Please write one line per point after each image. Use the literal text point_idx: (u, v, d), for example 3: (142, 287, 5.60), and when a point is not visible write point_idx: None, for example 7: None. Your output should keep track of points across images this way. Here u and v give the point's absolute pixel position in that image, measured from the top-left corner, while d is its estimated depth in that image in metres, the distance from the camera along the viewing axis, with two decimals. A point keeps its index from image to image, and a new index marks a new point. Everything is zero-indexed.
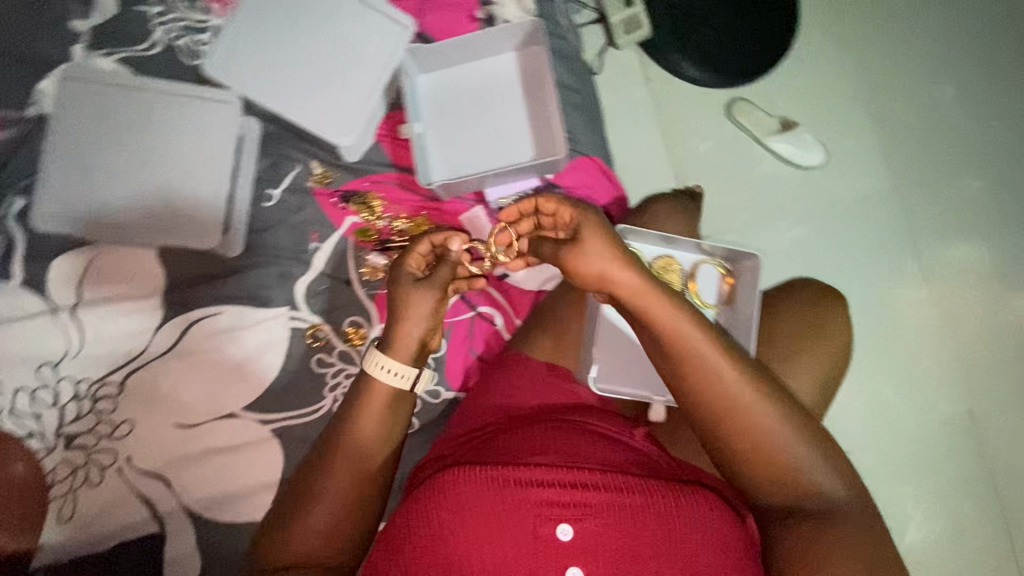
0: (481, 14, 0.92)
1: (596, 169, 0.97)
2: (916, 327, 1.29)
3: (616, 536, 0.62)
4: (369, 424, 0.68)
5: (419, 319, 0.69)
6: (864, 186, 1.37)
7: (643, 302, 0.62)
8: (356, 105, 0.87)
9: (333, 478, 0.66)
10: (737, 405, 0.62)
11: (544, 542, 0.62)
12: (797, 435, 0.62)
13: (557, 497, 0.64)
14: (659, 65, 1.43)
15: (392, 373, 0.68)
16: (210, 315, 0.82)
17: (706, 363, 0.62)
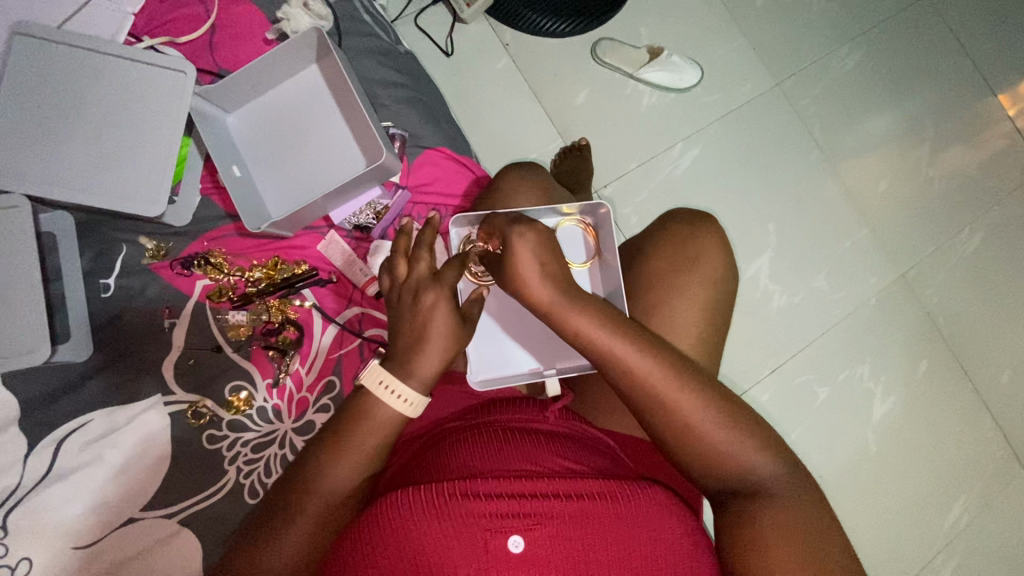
0: (273, 34, 0.91)
1: (445, 159, 0.94)
2: (836, 212, 1.39)
3: (567, 535, 0.61)
4: (356, 457, 0.59)
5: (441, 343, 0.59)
6: (752, 90, 1.44)
7: (562, 312, 0.59)
8: (153, 166, 0.77)
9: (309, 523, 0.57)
10: (663, 391, 0.60)
11: (495, 557, 0.60)
12: (724, 422, 0.61)
13: (506, 508, 0.61)
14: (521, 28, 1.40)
15: (397, 398, 0.58)
16: (80, 426, 0.75)
17: (626, 362, 0.59)
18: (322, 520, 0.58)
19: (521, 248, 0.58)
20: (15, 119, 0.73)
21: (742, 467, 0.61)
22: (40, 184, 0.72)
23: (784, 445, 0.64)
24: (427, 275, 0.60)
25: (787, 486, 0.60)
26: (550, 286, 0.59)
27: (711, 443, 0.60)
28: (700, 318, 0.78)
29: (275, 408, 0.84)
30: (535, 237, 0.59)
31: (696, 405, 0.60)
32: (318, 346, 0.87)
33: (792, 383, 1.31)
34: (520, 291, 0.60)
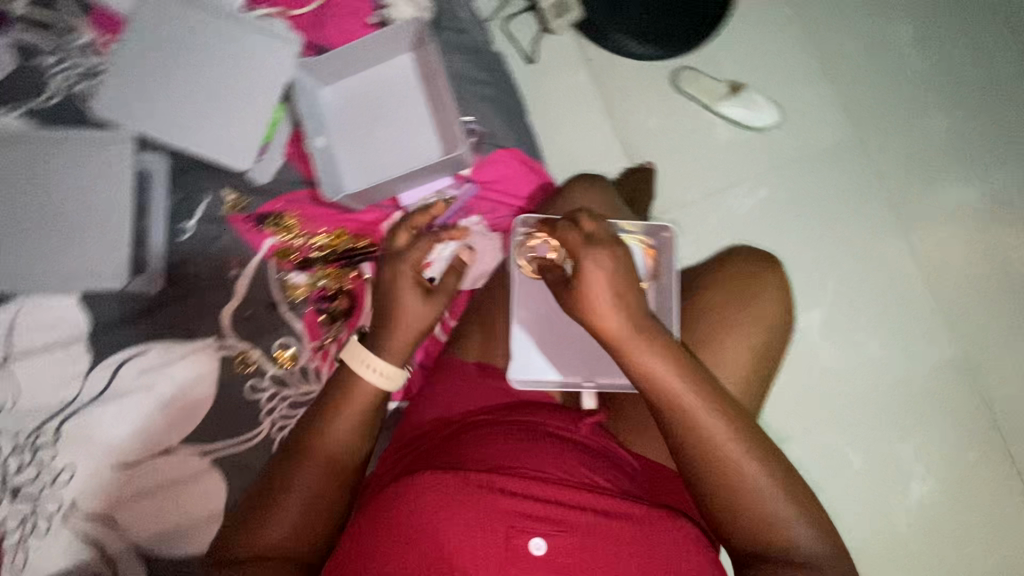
0: (375, 18, 0.92)
1: (516, 161, 0.95)
2: (897, 280, 1.33)
3: (590, 547, 0.62)
4: (328, 454, 0.69)
5: (411, 319, 0.73)
6: (829, 139, 1.40)
7: (625, 343, 0.63)
8: (252, 127, 0.86)
9: (292, 511, 0.66)
10: (717, 444, 0.62)
11: (518, 557, 0.61)
12: (772, 485, 0.62)
13: (532, 509, 0.63)
14: (601, 46, 1.42)
15: (375, 371, 0.70)
16: (137, 354, 0.83)
17: (680, 403, 0.63)
18: (299, 514, 0.66)
19: (596, 274, 0.62)
20: (144, 71, 0.85)
21: (782, 536, 0.62)
22: (158, 130, 0.84)
23: (832, 524, 0.64)
24: (405, 267, 0.74)
25: (826, 564, 0.61)
26: (619, 315, 0.63)
27: (757, 505, 0.62)
28: (749, 360, 0.77)
29: (314, 369, 0.86)
30: (613, 266, 0.63)
31: (748, 465, 0.62)
32: (365, 319, 0.88)
33: (825, 445, 1.26)
34: (587, 311, 0.64)
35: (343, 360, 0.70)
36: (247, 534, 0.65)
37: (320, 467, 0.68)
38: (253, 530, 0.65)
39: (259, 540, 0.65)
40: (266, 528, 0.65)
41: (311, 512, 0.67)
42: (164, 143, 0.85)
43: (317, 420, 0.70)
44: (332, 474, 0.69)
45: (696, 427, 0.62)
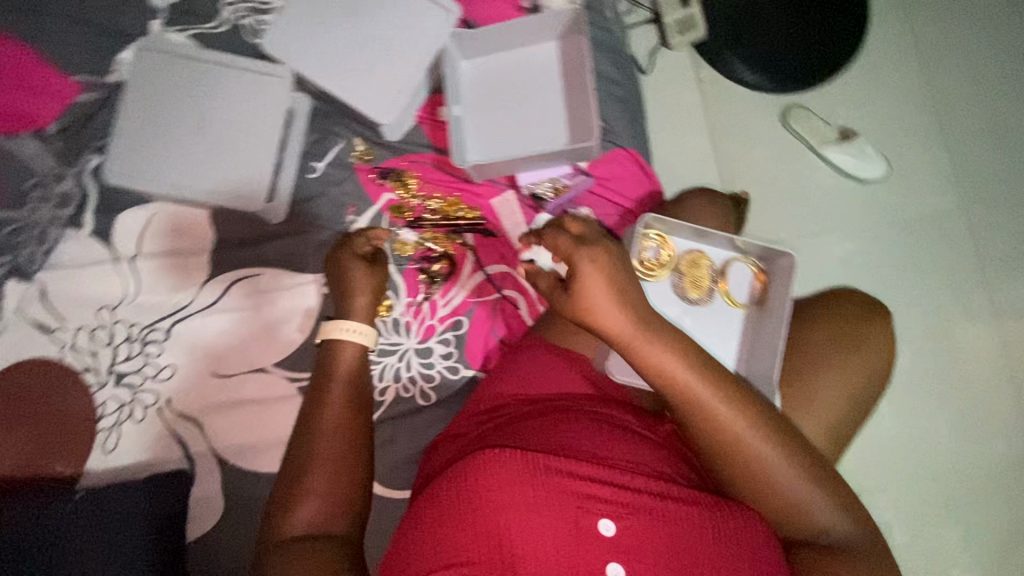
0: (527, 3, 0.95)
1: (633, 163, 0.96)
2: (982, 361, 1.27)
3: (661, 536, 0.63)
4: (331, 425, 0.68)
5: (364, 288, 0.75)
6: (936, 204, 1.35)
7: (634, 343, 0.65)
8: (397, 84, 0.87)
9: (314, 490, 0.65)
10: (736, 437, 0.66)
11: (587, 536, 0.63)
12: (797, 472, 0.67)
13: (597, 491, 0.64)
14: (714, 67, 1.41)
15: (353, 331, 0.72)
16: (250, 276, 0.87)
17: (696, 400, 0.66)
18: (324, 490, 0.65)
19: (595, 280, 0.64)
20: (310, 14, 0.87)
21: (809, 521, 0.67)
22: (311, 70, 0.87)
23: (858, 501, 0.69)
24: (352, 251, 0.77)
25: (854, 540, 0.67)
26: (622, 315, 0.64)
27: (777, 492, 0.67)
28: (844, 402, 0.76)
29: (405, 323, 0.91)
30: (608, 266, 0.64)
31: (768, 456, 0.66)
32: (461, 286, 0.92)
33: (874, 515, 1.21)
34: (588, 317, 0.65)
35: (323, 340, 0.72)
36: (279, 520, 0.64)
37: (329, 442, 0.67)
38: (283, 516, 0.64)
39: (292, 524, 0.64)
40: (291, 512, 0.64)
41: (331, 487, 0.66)
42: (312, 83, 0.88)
43: (312, 397, 0.70)
44: (341, 445, 0.68)
45: (715, 421, 0.66)
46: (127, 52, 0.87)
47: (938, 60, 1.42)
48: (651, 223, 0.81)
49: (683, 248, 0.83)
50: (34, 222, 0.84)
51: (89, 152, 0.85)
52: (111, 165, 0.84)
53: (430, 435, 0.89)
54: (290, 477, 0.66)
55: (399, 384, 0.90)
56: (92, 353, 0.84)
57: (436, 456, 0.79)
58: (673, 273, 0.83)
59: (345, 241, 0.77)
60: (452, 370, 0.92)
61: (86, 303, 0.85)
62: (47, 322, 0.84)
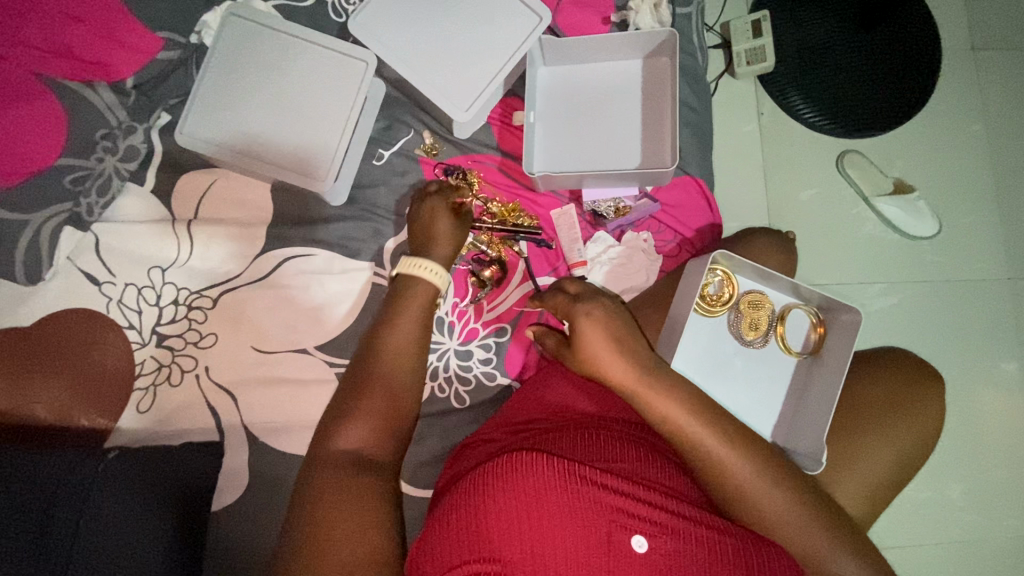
0: (615, 18, 0.95)
1: (698, 192, 0.94)
2: (1005, 435, 1.26)
3: (697, 561, 0.58)
4: (393, 354, 0.68)
5: (445, 236, 0.79)
6: (983, 271, 1.32)
7: (638, 390, 0.67)
8: (479, 82, 0.85)
9: (368, 412, 0.64)
10: (746, 485, 0.65)
11: (617, 554, 0.57)
12: (810, 521, 0.65)
13: (631, 506, 0.59)
14: (775, 100, 1.36)
15: (430, 269, 0.75)
16: (304, 255, 0.87)
17: (705, 447, 0.65)
18: (379, 413, 0.64)
19: (592, 330, 0.68)
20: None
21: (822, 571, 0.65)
22: (394, 57, 0.85)
23: (874, 552, 0.67)
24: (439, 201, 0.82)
25: None
26: (623, 364, 0.67)
27: (791, 541, 0.65)
28: (892, 468, 0.74)
29: (448, 323, 0.90)
30: (603, 317, 0.70)
31: (780, 505, 0.65)
32: (509, 292, 0.92)
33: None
34: (593, 368, 0.69)
35: (402, 267, 0.75)
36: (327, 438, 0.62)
37: (390, 367, 0.67)
38: (332, 435, 0.62)
39: (342, 442, 0.62)
40: (341, 430, 0.63)
41: (384, 412, 0.64)
42: (395, 71, 0.85)
43: (378, 327, 0.71)
44: (400, 373, 0.67)
45: (726, 470, 0.65)
46: (212, 14, 0.88)
47: (1007, 124, 1.38)
48: (718, 260, 0.83)
49: (744, 289, 0.86)
50: (99, 172, 0.84)
51: (161, 108, 0.86)
52: (184, 127, 0.82)
53: (460, 438, 0.88)
54: (346, 396, 0.65)
55: (435, 383, 0.89)
56: (137, 311, 0.83)
57: (460, 462, 0.76)
58: (732, 311, 0.85)
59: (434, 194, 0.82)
60: (488, 376, 0.91)
61: (137, 260, 0.84)
62: (97, 274, 0.83)
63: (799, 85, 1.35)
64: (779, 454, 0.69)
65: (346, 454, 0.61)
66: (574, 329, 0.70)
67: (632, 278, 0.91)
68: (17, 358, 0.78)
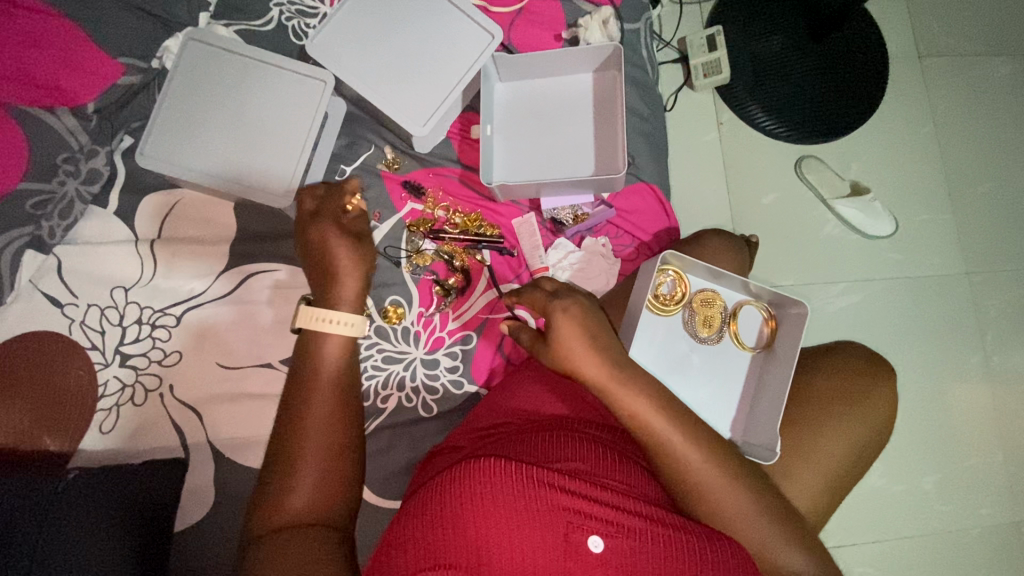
0: (566, 34, 0.99)
1: (653, 198, 0.98)
2: (968, 426, 1.29)
3: (652, 558, 0.59)
4: (323, 412, 0.67)
5: (350, 269, 0.74)
6: (938, 266, 1.37)
7: (607, 386, 0.67)
8: (436, 97, 0.88)
9: (305, 477, 0.63)
10: (703, 478, 0.66)
11: (574, 554, 0.59)
12: (761, 513, 0.66)
13: (589, 507, 0.60)
14: (733, 110, 1.40)
15: (339, 322, 0.71)
16: (269, 271, 0.89)
17: (668, 441, 0.66)
18: (313, 474, 0.63)
19: (569, 326, 0.67)
20: (359, 20, 0.89)
21: (774, 562, 0.67)
22: (352, 76, 0.87)
23: (819, 539, 0.70)
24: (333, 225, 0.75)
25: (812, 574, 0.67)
26: (596, 361, 0.66)
27: (743, 531, 0.66)
28: (844, 457, 0.76)
29: (415, 333, 0.92)
30: (579, 315, 0.68)
31: (733, 497, 0.66)
32: (473, 300, 0.94)
33: (847, 565, 1.23)
34: (568, 364, 0.67)
35: (306, 326, 0.71)
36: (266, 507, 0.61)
37: (322, 430, 0.66)
38: (270, 504, 0.62)
39: (280, 509, 0.61)
40: (283, 503, 0.62)
41: (326, 478, 0.64)
42: (353, 90, 0.88)
43: (303, 384, 0.68)
44: (333, 436, 0.66)
45: (686, 464, 0.66)
46: (173, 41, 0.92)
47: (950, 125, 1.44)
48: (669, 260, 0.86)
49: (697, 287, 0.89)
50: (61, 196, 0.84)
51: (125, 132, 0.90)
52: (144, 149, 0.84)
53: (428, 446, 0.88)
54: (279, 469, 0.63)
55: (403, 393, 0.90)
56: (100, 332, 0.84)
57: (428, 469, 0.77)
58: (686, 310, 0.89)
59: (319, 216, 0.76)
60: (455, 384, 0.91)
61: (100, 281, 0.85)
62: (59, 297, 0.84)
63: (755, 94, 1.39)
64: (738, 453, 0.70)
65: (286, 520, 0.61)
66: (551, 325, 0.68)
67: (593, 282, 0.94)
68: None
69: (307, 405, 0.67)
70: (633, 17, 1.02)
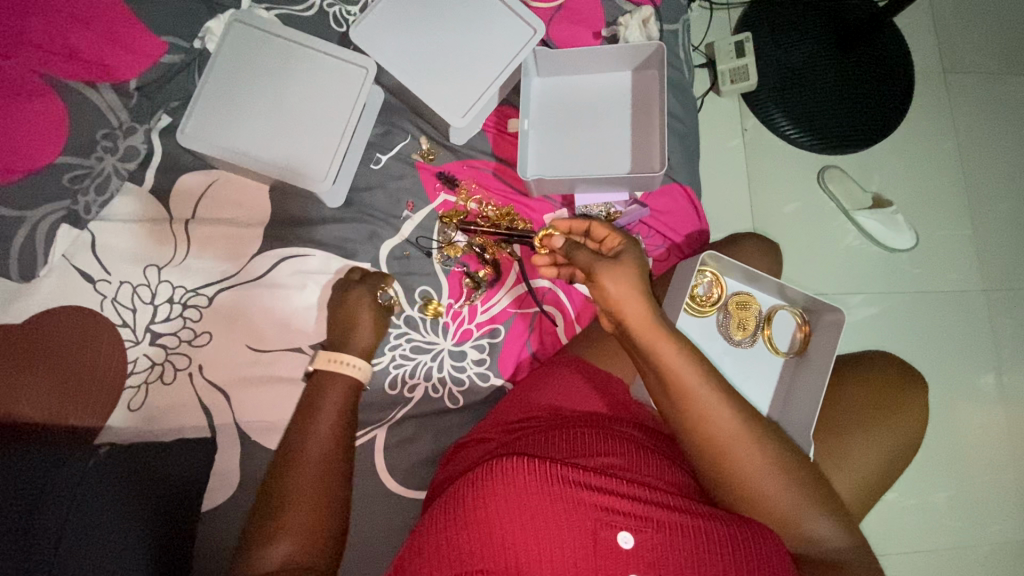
0: (606, 32, 0.99)
1: (685, 199, 0.98)
2: (983, 443, 1.29)
3: (683, 554, 0.58)
4: (315, 459, 0.67)
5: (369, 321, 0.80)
6: (958, 283, 1.37)
7: (642, 330, 0.64)
8: (476, 89, 0.88)
9: (294, 520, 0.64)
10: (729, 438, 0.62)
11: (604, 549, 0.59)
12: (789, 484, 0.62)
13: (614, 503, 0.60)
14: (759, 118, 1.40)
15: (350, 363, 0.75)
16: (301, 255, 0.89)
17: (695, 394, 0.63)
18: (304, 518, 0.64)
19: (626, 264, 0.67)
20: (403, 10, 0.89)
21: (804, 535, 0.62)
22: (393, 65, 0.88)
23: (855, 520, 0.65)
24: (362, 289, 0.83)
25: (846, 557, 0.63)
26: (643, 299, 0.65)
27: (771, 499, 0.62)
28: (876, 464, 0.76)
29: (444, 324, 0.91)
30: (632, 266, 0.67)
31: (759, 462, 0.62)
32: (502, 294, 0.94)
33: None
34: (618, 294, 0.65)
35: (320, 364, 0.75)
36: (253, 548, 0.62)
37: (312, 479, 0.66)
38: (257, 547, 0.62)
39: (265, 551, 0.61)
40: (268, 547, 0.62)
41: (314, 522, 0.64)
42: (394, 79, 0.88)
43: (296, 433, 0.70)
44: (318, 485, 0.66)
45: (710, 420, 0.62)
46: (217, 22, 0.92)
47: (975, 141, 1.44)
48: (707, 261, 0.86)
49: (731, 290, 0.89)
50: (99, 171, 0.86)
51: (163, 112, 0.89)
52: (186, 128, 0.84)
53: (454, 439, 0.88)
54: (265, 512, 0.64)
55: (429, 384, 0.90)
56: (131, 309, 0.83)
57: (461, 459, 0.77)
58: (720, 312, 0.89)
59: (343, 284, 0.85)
60: (481, 377, 0.91)
61: (132, 259, 0.85)
62: (92, 272, 0.83)
63: (783, 103, 1.38)
64: (786, 436, 0.65)
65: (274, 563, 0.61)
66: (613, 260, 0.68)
67: None
68: (27, 356, 0.78)
69: (294, 455, 0.68)
70: (673, 18, 1.02)
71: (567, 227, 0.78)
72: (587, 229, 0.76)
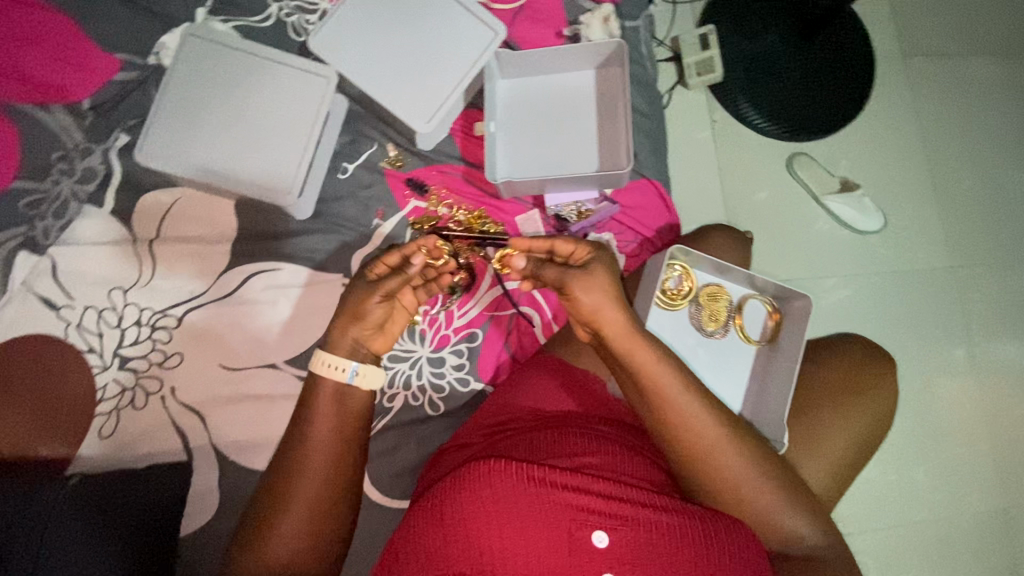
0: (567, 31, 1.00)
1: (655, 194, 0.98)
2: (958, 416, 1.32)
3: (658, 549, 0.59)
4: (318, 460, 0.65)
5: (355, 318, 0.69)
6: (925, 261, 1.40)
7: (617, 335, 0.65)
8: (439, 93, 0.87)
9: (296, 523, 0.63)
10: (704, 438, 0.63)
11: (580, 550, 0.59)
12: (762, 481, 0.63)
13: (591, 502, 0.60)
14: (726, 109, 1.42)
15: (331, 365, 0.68)
16: (271, 269, 0.88)
17: (670, 395, 0.63)
18: (305, 520, 0.64)
19: (596, 275, 0.67)
20: (361, 16, 0.88)
21: (779, 530, 0.64)
22: (354, 72, 0.87)
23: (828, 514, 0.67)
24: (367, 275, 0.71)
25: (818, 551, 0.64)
26: (616, 307, 0.66)
27: (746, 496, 0.63)
28: (849, 447, 0.78)
29: (420, 331, 0.91)
30: (605, 275, 0.68)
31: (734, 461, 0.63)
32: (477, 298, 0.93)
33: None
34: (591, 305, 0.66)
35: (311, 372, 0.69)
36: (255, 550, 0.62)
37: (315, 482, 0.65)
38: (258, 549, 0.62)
39: (267, 554, 0.62)
40: (268, 549, 0.62)
41: (316, 524, 0.64)
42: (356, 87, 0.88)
43: (296, 433, 0.66)
44: (322, 488, 0.65)
45: (686, 420, 0.63)
46: (171, 36, 0.90)
47: (935, 123, 1.48)
48: (677, 255, 0.87)
49: (703, 282, 0.90)
50: (55, 195, 0.84)
51: (120, 130, 0.87)
52: (145, 146, 0.82)
53: (436, 445, 0.87)
54: (261, 516, 0.64)
55: (409, 392, 0.89)
56: (97, 334, 0.81)
57: (437, 466, 0.77)
58: (693, 304, 0.89)
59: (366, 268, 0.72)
60: (461, 381, 0.91)
61: (96, 283, 0.83)
62: (55, 299, 0.81)
63: (748, 93, 1.40)
64: (754, 430, 0.67)
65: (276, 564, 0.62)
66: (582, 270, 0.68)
67: None
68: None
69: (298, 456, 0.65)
70: (634, 14, 1.03)
71: (527, 245, 0.72)
72: (551, 248, 0.71)
